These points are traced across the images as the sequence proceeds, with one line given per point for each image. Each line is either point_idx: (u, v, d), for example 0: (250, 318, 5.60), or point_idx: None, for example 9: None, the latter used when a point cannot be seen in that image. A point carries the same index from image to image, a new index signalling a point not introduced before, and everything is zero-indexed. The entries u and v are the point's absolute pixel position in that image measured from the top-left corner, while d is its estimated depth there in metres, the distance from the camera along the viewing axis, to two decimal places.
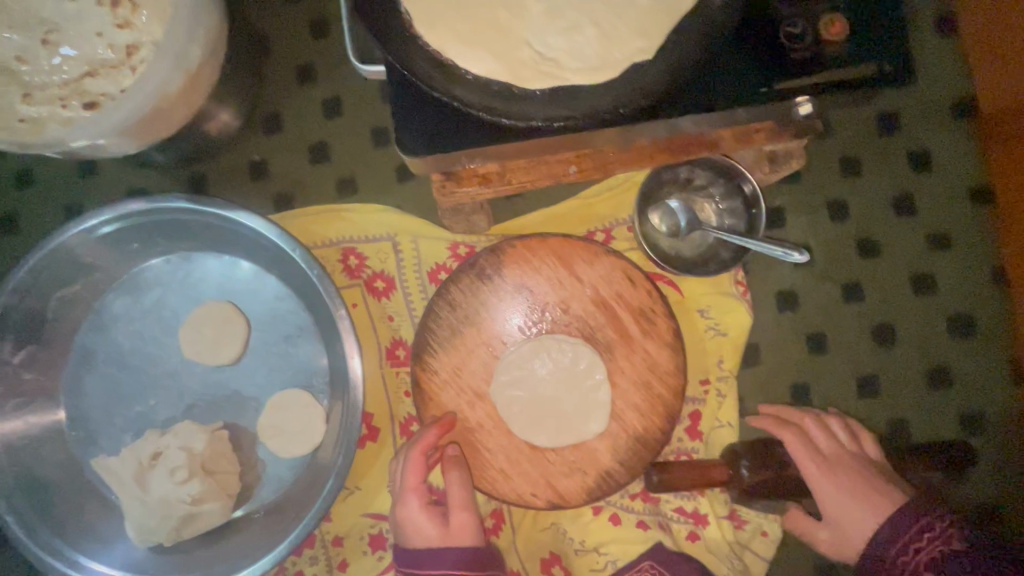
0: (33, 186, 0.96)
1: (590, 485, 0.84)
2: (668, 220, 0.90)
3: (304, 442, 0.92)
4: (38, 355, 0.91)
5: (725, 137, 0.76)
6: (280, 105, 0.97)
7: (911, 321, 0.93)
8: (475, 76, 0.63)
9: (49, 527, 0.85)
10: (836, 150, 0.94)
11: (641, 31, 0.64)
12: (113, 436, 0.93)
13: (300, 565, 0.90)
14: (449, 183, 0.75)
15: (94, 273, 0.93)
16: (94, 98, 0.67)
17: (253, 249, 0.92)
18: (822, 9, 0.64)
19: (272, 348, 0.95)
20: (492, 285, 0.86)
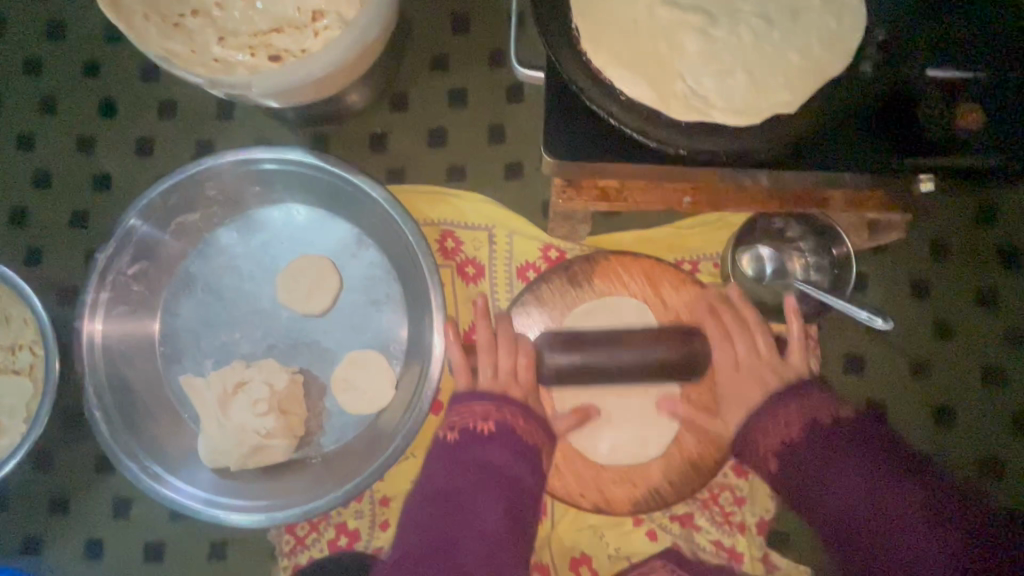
0: (174, 118, 1.04)
1: (636, 497, 0.87)
2: (755, 264, 0.94)
3: (371, 402, 0.97)
4: (147, 271, 0.98)
5: (835, 198, 0.80)
6: (410, 86, 1.04)
7: (973, 408, 0.94)
8: (627, 98, 0.67)
9: (128, 431, 0.91)
10: (930, 229, 0.97)
11: (789, 85, 0.67)
12: (197, 359, 0.99)
13: (344, 517, 0.95)
14: (570, 190, 0.80)
15: (213, 206, 0.99)
16: (278, 53, 0.74)
17: (363, 212, 0.99)
18: (961, 99, 0.67)
19: (358, 308, 1.00)
20: (580, 291, 0.91)
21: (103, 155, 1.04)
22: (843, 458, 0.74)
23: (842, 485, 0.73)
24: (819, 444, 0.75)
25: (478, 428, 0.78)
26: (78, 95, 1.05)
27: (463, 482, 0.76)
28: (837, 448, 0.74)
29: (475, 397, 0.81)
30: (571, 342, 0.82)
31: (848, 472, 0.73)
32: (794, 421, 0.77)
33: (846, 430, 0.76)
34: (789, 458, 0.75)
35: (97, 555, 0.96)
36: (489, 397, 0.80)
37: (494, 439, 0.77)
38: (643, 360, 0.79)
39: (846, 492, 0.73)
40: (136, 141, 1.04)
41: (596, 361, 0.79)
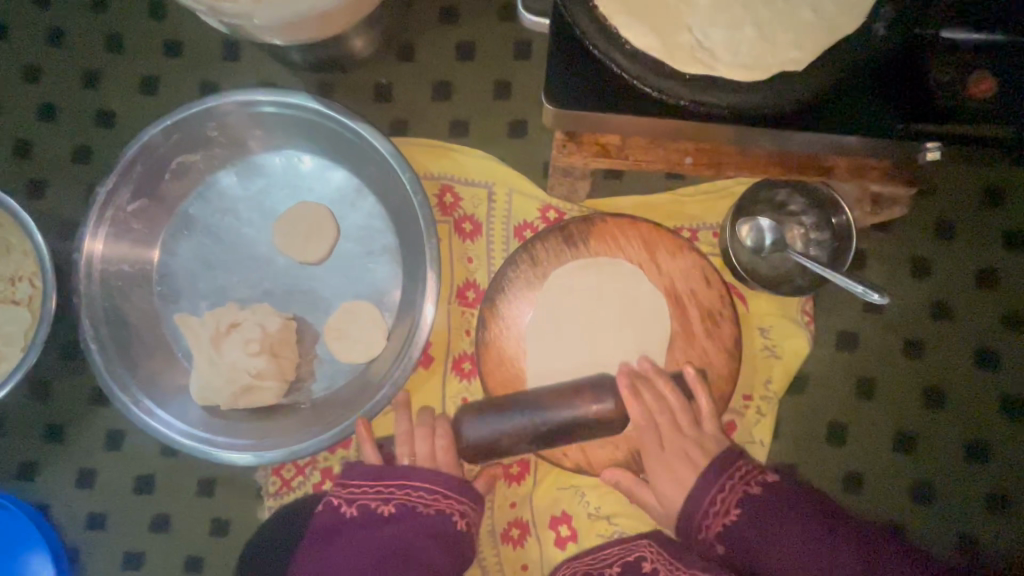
0: (179, 58, 1.04)
1: (619, 459, 0.87)
2: (755, 235, 0.92)
3: (362, 352, 0.97)
4: (147, 209, 0.98)
5: (840, 166, 0.79)
6: (417, 39, 1.02)
7: (965, 392, 0.94)
8: (633, 48, 0.66)
9: (122, 364, 0.93)
10: (936, 211, 0.95)
11: (798, 42, 0.66)
12: (193, 300, 1.00)
13: (330, 461, 0.96)
14: (570, 145, 0.79)
15: (214, 148, 0.99)
16: None
17: (363, 162, 0.98)
18: (975, 65, 0.66)
19: (354, 258, 1.00)
20: (575, 251, 0.90)
21: (108, 92, 1.04)
22: (798, 522, 0.70)
23: (767, 546, 0.69)
24: (756, 518, 0.71)
25: (353, 512, 0.77)
26: (85, 31, 1.04)
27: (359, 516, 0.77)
28: (777, 522, 0.70)
29: (355, 472, 0.80)
30: (489, 405, 0.78)
31: (773, 556, 0.68)
32: (734, 502, 0.74)
33: (792, 500, 0.72)
34: (735, 547, 0.71)
35: (89, 485, 0.98)
36: (370, 475, 0.79)
37: (376, 524, 0.76)
38: (556, 433, 0.75)
39: (785, 563, 0.68)
40: (140, 79, 1.04)
41: (516, 425, 0.75)
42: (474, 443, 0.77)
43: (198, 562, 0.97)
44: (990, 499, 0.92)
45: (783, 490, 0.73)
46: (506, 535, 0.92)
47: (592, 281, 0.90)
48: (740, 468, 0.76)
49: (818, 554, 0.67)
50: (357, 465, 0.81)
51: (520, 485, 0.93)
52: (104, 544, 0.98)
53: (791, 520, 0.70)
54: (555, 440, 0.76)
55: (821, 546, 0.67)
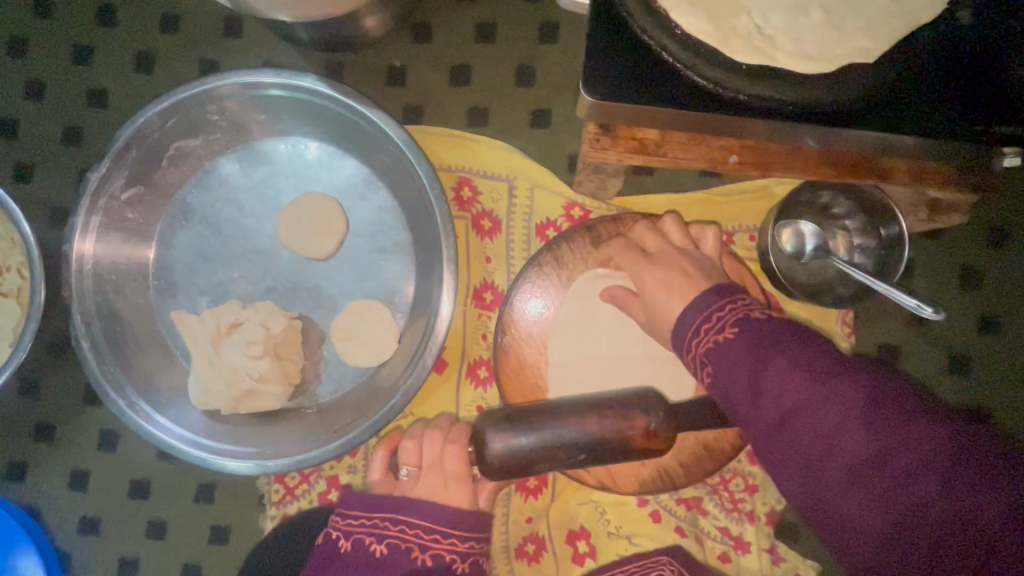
0: (177, 34, 0.96)
1: (644, 477, 0.82)
2: (796, 239, 0.84)
3: (371, 355, 0.91)
4: (142, 197, 0.92)
5: (898, 170, 0.72)
6: (433, 17, 0.95)
7: (1012, 411, 0.88)
8: (683, 32, 0.59)
9: (116, 364, 0.87)
10: (990, 218, 0.89)
11: (870, 31, 0.59)
12: (191, 296, 0.94)
13: (336, 470, 0.91)
14: (604, 139, 0.72)
15: (215, 133, 0.93)
16: None
17: (375, 152, 0.91)
18: None
19: (363, 255, 0.94)
20: (602, 254, 0.84)
21: (100, 69, 0.96)
22: (822, 372, 0.54)
23: (795, 389, 0.54)
24: (756, 344, 0.58)
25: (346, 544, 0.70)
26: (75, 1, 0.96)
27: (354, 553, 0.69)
28: (811, 370, 0.54)
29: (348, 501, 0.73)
30: (515, 415, 0.67)
31: (810, 407, 0.53)
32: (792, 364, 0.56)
33: (792, 342, 0.58)
34: (720, 368, 0.60)
35: (82, 489, 0.93)
36: (362, 504, 0.73)
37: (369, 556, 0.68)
38: (592, 459, 0.65)
39: (821, 435, 0.52)
40: (135, 55, 0.96)
41: (552, 443, 0.64)
42: (502, 457, 0.65)
43: (197, 571, 0.93)
44: None
45: (776, 327, 0.60)
46: (521, 551, 0.87)
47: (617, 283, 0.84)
48: (729, 307, 0.63)
49: (846, 416, 0.51)
50: (353, 497, 0.73)
51: (536, 500, 0.88)
52: (98, 550, 0.93)
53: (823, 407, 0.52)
54: (602, 459, 0.66)
55: (843, 424, 0.51)
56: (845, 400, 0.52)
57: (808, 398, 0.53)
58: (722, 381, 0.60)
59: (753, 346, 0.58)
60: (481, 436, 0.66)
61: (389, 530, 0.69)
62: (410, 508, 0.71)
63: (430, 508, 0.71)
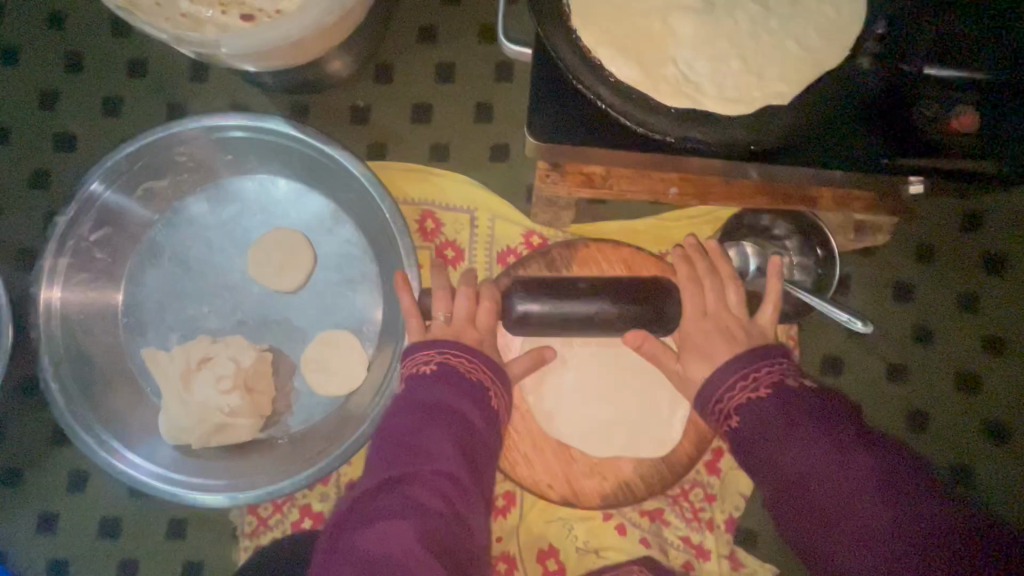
0: (145, 78, 0.99)
1: (607, 491, 0.86)
2: (739, 260, 0.90)
3: (341, 384, 0.94)
4: (111, 237, 0.93)
5: (824, 197, 0.78)
6: (395, 59, 1.00)
7: (946, 415, 0.94)
8: (618, 80, 0.64)
9: (85, 402, 0.88)
10: (916, 235, 0.96)
11: (784, 76, 0.65)
12: (161, 332, 0.95)
13: (310, 499, 0.93)
14: (554, 175, 0.77)
15: (183, 174, 0.95)
16: (252, 12, 0.69)
17: (341, 188, 0.95)
18: (963, 99, 0.64)
19: (332, 286, 0.97)
20: (560, 280, 0.88)
21: (69, 113, 0.98)
22: (860, 503, 0.54)
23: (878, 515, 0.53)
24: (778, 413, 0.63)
25: (418, 376, 0.69)
26: (44, 47, 0.99)
27: (402, 422, 0.63)
28: (822, 420, 0.61)
29: (414, 349, 0.74)
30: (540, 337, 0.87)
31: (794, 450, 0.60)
32: (767, 381, 0.67)
33: (821, 407, 0.62)
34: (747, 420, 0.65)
35: (50, 530, 0.93)
36: (428, 345, 0.73)
37: (443, 378, 0.68)
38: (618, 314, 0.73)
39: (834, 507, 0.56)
40: (104, 99, 0.99)
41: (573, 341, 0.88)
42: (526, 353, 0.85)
43: None
44: None
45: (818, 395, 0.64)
46: None
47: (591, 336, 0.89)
48: (770, 367, 0.67)
49: (845, 457, 0.57)
50: None
51: (506, 519, 0.91)
52: None
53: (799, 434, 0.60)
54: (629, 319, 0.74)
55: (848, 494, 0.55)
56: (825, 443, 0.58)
57: (809, 431, 0.60)
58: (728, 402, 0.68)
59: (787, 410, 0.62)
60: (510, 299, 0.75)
61: (449, 357, 0.70)
62: (469, 379, 0.69)
63: (474, 394, 0.68)
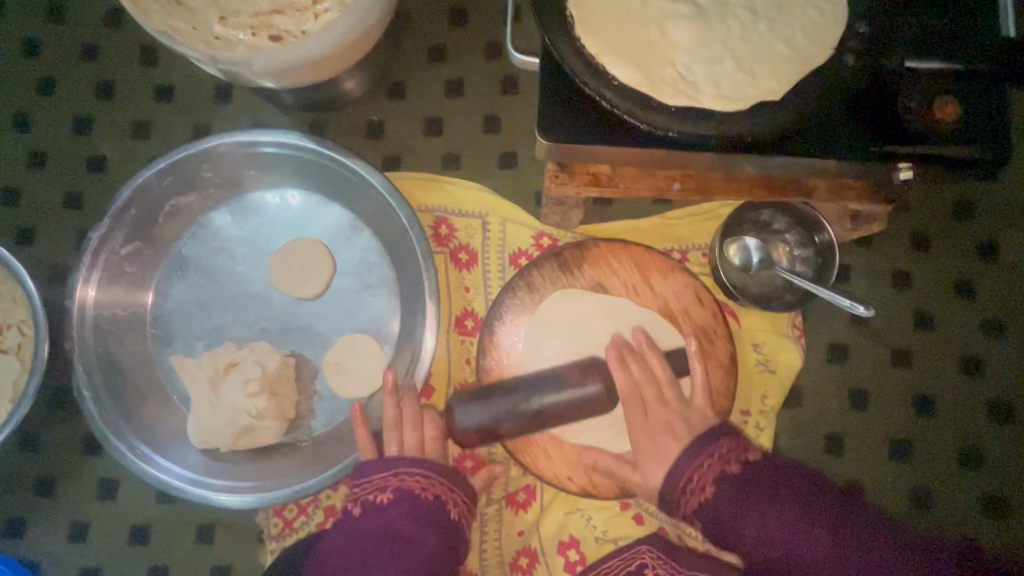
0: (171, 102, 1.05)
1: (624, 481, 0.88)
2: (742, 253, 0.95)
3: (363, 386, 0.97)
4: (141, 251, 0.98)
5: (820, 188, 0.82)
6: (407, 77, 1.05)
7: (951, 399, 0.97)
8: (620, 83, 0.69)
9: (116, 410, 0.91)
10: (912, 225, 1.00)
11: (776, 74, 0.70)
12: (188, 341, 0.99)
13: (333, 500, 0.95)
14: (562, 175, 0.81)
15: (208, 189, 1.00)
16: (279, 34, 0.75)
17: (358, 198, 1.00)
18: (940, 90, 0.68)
19: (350, 292, 1.01)
20: (570, 277, 0.92)
21: (99, 136, 1.04)
22: (812, 509, 0.64)
23: (781, 534, 0.63)
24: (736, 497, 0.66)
25: (377, 500, 0.75)
26: (76, 77, 1.05)
27: (382, 521, 0.72)
28: (785, 514, 0.64)
29: (370, 469, 0.78)
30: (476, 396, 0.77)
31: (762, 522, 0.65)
32: (708, 478, 0.69)
33: (772, 481, 0.67)
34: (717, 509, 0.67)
35: (81, 539, 0.95)
36: (387, 466, 0.77)
37: (402, 505, 0.74)
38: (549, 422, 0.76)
39: (769, 523, 0.64)
40: (133, 123, 1.04)
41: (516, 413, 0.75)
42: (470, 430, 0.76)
43: None
44: (984, 502, 0.95)
45: (783, 466, 0.69)
46: (515, 564, 0.91)
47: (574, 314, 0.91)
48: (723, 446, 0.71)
49: (800, 525, 0.64)
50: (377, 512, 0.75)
51: (526, 514, 0.93)
52: None
53: (766, 505, 0.65)
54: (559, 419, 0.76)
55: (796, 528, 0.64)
56: (801, 519, 0.64)
57: (783, 519, 0.64)
58: (678, 470, 0.71)
59: (736, 488, 0.67)
60: (452, 408, 0.77)
61: (417, 489, 0.75)
62: (428, 506, 0.75)
63: (434, 518, 0.74)
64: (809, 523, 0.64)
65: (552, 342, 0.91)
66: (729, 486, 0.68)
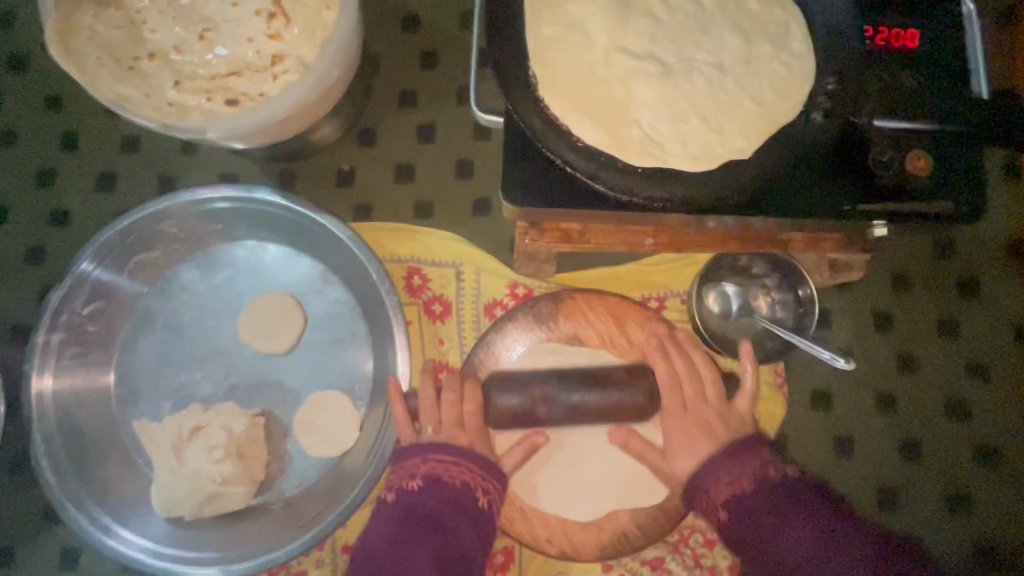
0: (137, 154, 1.03)
1: (605, 542, 0.85)
2: (721, 300, 0.94)
3: (335, 444, 0.94)
4: (104, 310, 0.95)
5: (795, 239, 0.81)
6: (377, 124, 1.04)
7: (938, 444, 0.94)
8: (585, 144, 0.68)
9: (76, 479, 0.88)
10: (892, 266, 0.99)
11: (744, 132, 0.68)
12: (153, 401, 0.95)
13: (305, 565, 0.91)
14: (532, 232, 0.79)
15: (175, 244, 0.98)
16: (235, 96, 0.73)
17: (329, 250, 0.97)
18: (911, 142, 0.67)
19: (322, 346, 0.98)
20: (545, 330, 0.90)
21: (62, 191, 1.02)
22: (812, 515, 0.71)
23: (804, 546, 0.70)
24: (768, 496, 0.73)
25: (409, 487, 0.74)
26: (40, 131, 1.03)
27: (401, 533, 0.70)
28: (792, 497, 0.72)
29: (410, 452, 0.77)
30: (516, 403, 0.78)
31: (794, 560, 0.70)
32: (746, 476, 0.76)
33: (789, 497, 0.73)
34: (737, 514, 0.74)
35: None
36: (421, 451, 0.76)
37: (434, 487, 0.73)
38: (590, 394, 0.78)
39: (792, 556, 0.70)
40: (97, 176, 1.02)
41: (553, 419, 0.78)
42: (502, 413, 0.77)
43: None
44: (976, 551, 0.92)
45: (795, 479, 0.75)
46: None
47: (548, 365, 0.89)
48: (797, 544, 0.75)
49: (820, 543, 0.69)
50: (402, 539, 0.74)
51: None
52: None
53: (788, 519, 0.71)
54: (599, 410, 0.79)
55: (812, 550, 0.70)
56: (806, 526, 0.71)
57: (799, 512, 0.72)
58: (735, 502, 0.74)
59: (768, 499, 0.73)
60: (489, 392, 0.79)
61: (450, 471, 0.74)
62: (457, 492, 0.73)
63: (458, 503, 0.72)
64: (820, 529, 0.70)
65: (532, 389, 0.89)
66: (754, 503, 0.73)
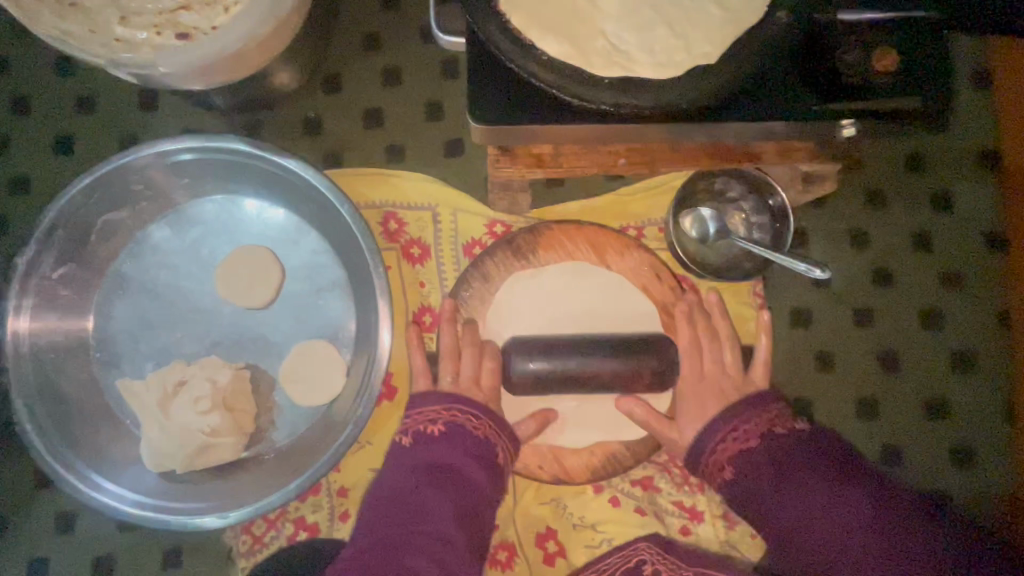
0: (94, 113, 1.00)
1: (595, 464, 0.87)
2: (699, 224, 0.93)
3: (322, 392, 0.94)
4: (75, 273, 0.93)
5: (768, 151, 0.81)
6: (341, 68, 1.01)
7: (915, 352, 0.97)
8: (550, 57, 0.66)
9: (64, 441, 0.87)
10: (865, 182, 0.99)
11: (709, 36, 0.68)
12: (136, 363, 0.95)
13: (302, 511, 0.92)
14: (504, 159, 0.78)
15: (141, 203, 0.95)
16: (186, 30, 0.70)
17: (300, 199, 0.96)
18: (877, 40, 0.67)
19: (303, 297, 0.97)
20: (524, 263, 0.89)
21: (21, 156, 0.98)
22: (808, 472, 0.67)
23: (806, 503, 0.66)
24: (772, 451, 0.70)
25: (430, 431, 0.74)
26: None
27: (410, 481, 0.69)
28: (782, 453, 0.69)
29: (430, 399, 0.78)
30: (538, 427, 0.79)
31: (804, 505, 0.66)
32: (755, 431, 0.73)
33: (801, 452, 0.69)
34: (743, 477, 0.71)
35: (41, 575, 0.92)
36: (442, 400, 0.77)
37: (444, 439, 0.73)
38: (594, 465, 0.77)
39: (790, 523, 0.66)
40: (54, 138, 0.99)
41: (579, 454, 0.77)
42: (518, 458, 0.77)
43: None
44: (955, 452, 0.95)
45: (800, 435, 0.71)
46: (493, 560, 0.89)
47: (535, 295, 0.89)
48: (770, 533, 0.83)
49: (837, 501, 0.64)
50: None
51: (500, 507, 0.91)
52: None
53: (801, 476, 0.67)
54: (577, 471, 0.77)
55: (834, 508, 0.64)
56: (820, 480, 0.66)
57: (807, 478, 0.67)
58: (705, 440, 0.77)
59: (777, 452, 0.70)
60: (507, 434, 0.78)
61: None
62: (479, 442, 0.74)
63: (481, 458, 0.72)
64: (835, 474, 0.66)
65: (517, 319, 0.88)
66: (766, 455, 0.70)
